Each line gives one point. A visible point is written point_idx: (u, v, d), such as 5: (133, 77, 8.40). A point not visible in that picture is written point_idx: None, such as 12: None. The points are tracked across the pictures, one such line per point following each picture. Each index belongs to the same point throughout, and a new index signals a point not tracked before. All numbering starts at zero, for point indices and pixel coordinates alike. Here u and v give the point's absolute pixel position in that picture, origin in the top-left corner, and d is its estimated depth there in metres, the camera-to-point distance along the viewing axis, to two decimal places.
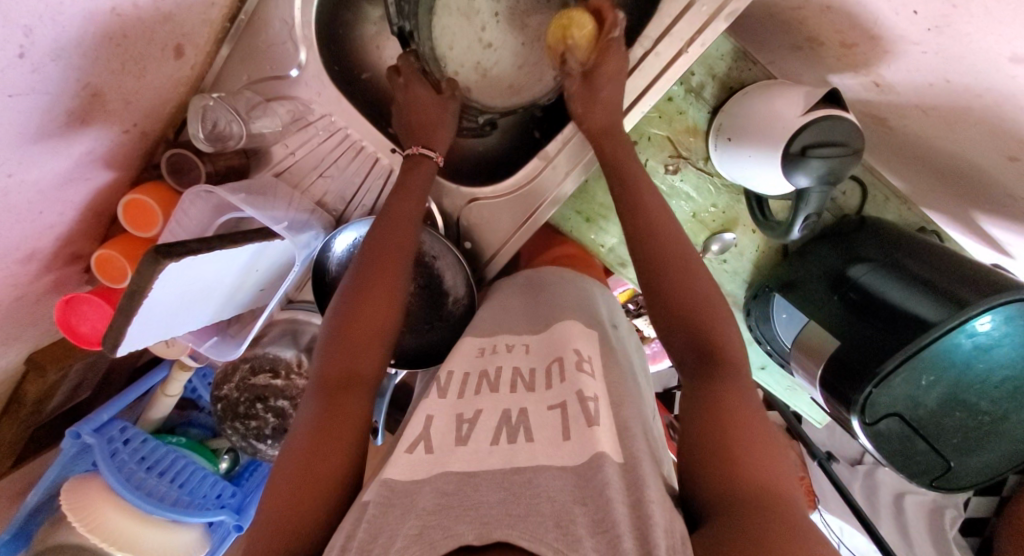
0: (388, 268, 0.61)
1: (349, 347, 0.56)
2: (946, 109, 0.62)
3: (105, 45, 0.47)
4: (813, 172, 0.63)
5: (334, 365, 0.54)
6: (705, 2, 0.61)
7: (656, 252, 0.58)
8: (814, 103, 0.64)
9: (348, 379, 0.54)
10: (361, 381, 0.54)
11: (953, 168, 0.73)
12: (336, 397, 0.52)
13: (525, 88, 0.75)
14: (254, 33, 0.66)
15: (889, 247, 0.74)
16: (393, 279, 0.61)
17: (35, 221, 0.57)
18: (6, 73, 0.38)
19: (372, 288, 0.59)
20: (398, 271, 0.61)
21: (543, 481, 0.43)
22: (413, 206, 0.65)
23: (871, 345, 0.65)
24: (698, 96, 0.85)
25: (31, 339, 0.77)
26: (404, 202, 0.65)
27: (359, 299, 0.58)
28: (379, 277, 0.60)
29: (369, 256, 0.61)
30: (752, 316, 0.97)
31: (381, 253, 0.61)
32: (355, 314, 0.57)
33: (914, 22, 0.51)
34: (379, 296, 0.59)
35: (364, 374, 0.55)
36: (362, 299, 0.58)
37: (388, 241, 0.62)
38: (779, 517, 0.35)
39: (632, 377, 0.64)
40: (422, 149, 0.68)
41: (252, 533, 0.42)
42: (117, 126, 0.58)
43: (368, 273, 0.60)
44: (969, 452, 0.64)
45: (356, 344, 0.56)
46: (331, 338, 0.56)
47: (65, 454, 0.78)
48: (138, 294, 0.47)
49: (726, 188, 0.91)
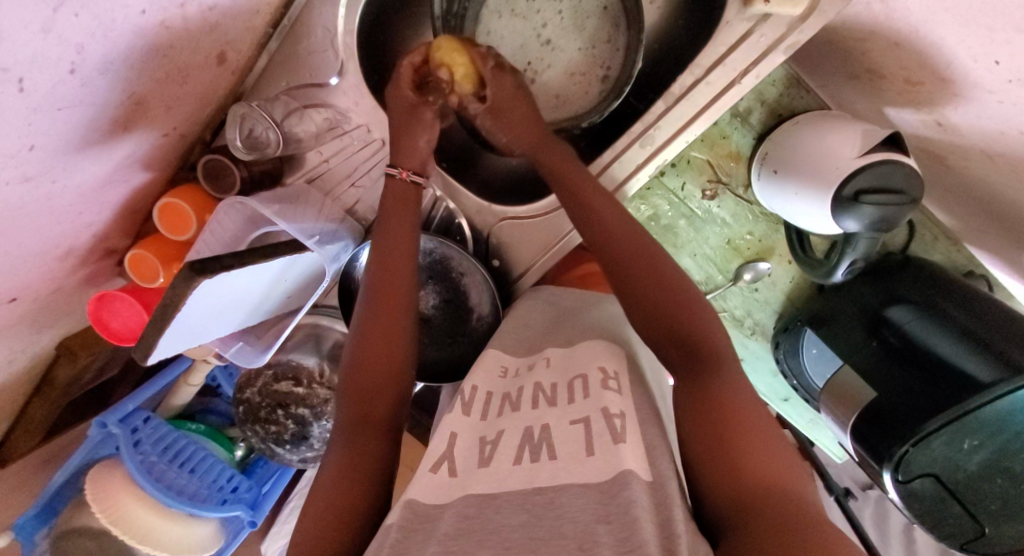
0: (391, 294, 0.59)
1: (366, 387, 0.55)
2: (1014, 158, 0.58)
3: (152, 57, 0.46)
4: (864, 219, 0.60)
5: (353, 406, 0.54)
6: (765, 33, 0.59)
7: (633, 270, 0.58)
8: (874, 144, 0.61)
9: (367, 419, 0.52)
10: (382, 416, 0.53)
11: (1013, 216, 0.68)
12: (358, 435, 0.51)
13: (570, 100, 0.75)
14: (296, 39, 0.65)
15: (930, 289, 0.72)
16: (399, 304, 0.59)
17: (75, 221, 0.57)
18: (56, 89, 0.37)
19: (376, 318, 0.58)
20: (403, 295, 0.60)
21: (566, 501, 0.41)
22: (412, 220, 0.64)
23: (914, 397, 0.63)
24: (744, 121, 0.82)
25: (66, 325, 0.79)
26: (398, 218, 0.63)
27: (371, 325, 0.58)
28: (388, 299, 0.59)
29: (371, 285, 0.60)
30: (781, 349, 0.93)
31: (389, 273, 0.60)
32: (364, 349, 0.56)
33: (995, 72, 0.48)
34: (388, 329, 0.58)
35: (384, 408, 0.54)
36: (374, 324, 0.58)
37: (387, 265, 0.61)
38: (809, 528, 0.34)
39: (661, 402, 0.61)
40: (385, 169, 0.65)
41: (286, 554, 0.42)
42: (158, 129, 0.57)
43: (376, 297, 0.59)
44: (1009, 520, 0.60)
45: (372, 379, 0.55)
46: (351, 369, 0.56)
47: (91, 441, 0.81)
48: (171, 308, 0.47)
49: (765, 217, 0.88)
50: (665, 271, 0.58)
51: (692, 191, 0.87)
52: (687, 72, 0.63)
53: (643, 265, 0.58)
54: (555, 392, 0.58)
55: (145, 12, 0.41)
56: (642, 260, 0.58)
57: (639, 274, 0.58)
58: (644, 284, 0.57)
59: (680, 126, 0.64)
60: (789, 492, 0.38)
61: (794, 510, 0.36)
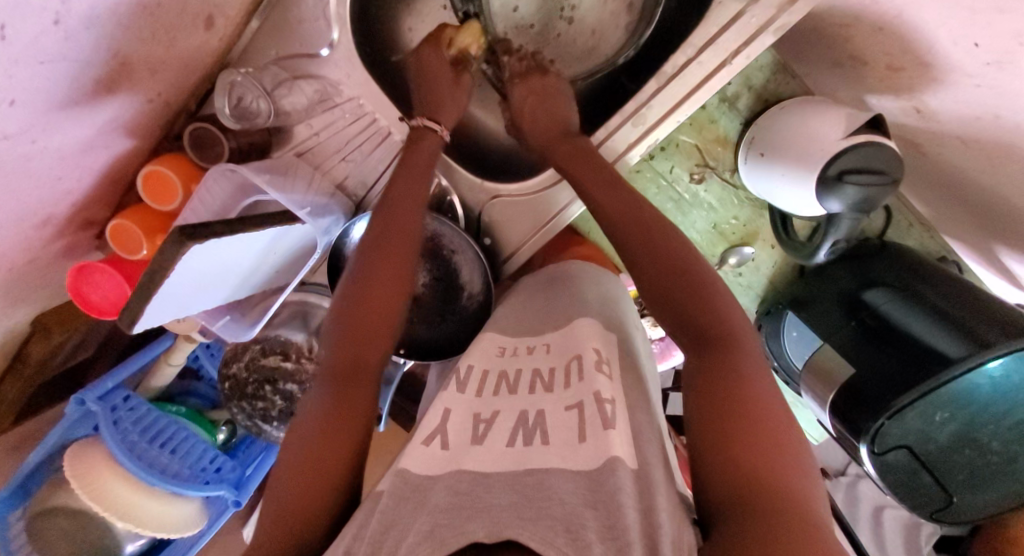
0: (393, 256, 0.58)
1: (356, 342, 0.54)
2: (989, 143, 0.60)
3: (138, 14, 0.45)
4: (848, 199, 0.62)
5: (340, 357, 0.52)
6: (756, 13, 0.60)
7: (633, 243, 0.61)
8: (857, 126, 0.63)
9: (353, 373, 0.52)
10: (367, 371, 0.53)
11: (983, 201, 0.71)
12: (344, 387, 0.50)
13: (609, 32, 0.74)
14: (286, 6, 0.64)
15: (907, 274, 0.74)
16: (399, 266, 0.58)
17: (54, 187, 0.55)
18: (39, 39, 0.36)
19: (376, 277, 0.56)
20: (404, 260, 0.59)
21: (554, 482, 0.42)
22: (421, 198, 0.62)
23: (889, 373, 0.65)
24: (731, 106, 0.84)
25: (40, 301, 0.76)
26: (409, 182, 0.62)
27: (366, 291, 0.56)
28: (385, 269, 0.57)
29: (372, 243, 0.58)
30: (763, 331, 0.96)
31: (388, 243, 0.58)
32: (358, 306, 0.55)
33: (974, 54, 0.50)
34: (387, 289, 0.57)
35: (370, 366, 0.54)
36: (367, 288, 0.56)
37: (391, 226, 0.59)
38: (800, 525, 0.35)
39: (648, 384, 0.62)
40: (428, 122, 0.64)
41: (262, 518, 0.42)
42: (142, 94, 0.56)
43: (376, 257, 0.57)
44: (975, 488, 0.64)
45: (361, 335, 0.54)
46: (340, 321, 0.55)
47: (68, 420, 0.78)
48: (159, 273, 0.46)
49: (750, 202, 0.90)
50: (671, 252, 0.58)
51: (680, 174, 0.88)
52: (679, 52, 0.64)
53: (657, 251, 0.59)
54: (551, 378, 0.58)
55: None
56: (660, 249, 0.59)
57: (636, 244, 0.60)
58: (649, 259, 0.59)
59: (672, 105, 0.66)
60: (789, 488, 0.39)
61: (779, 500, 0.38)
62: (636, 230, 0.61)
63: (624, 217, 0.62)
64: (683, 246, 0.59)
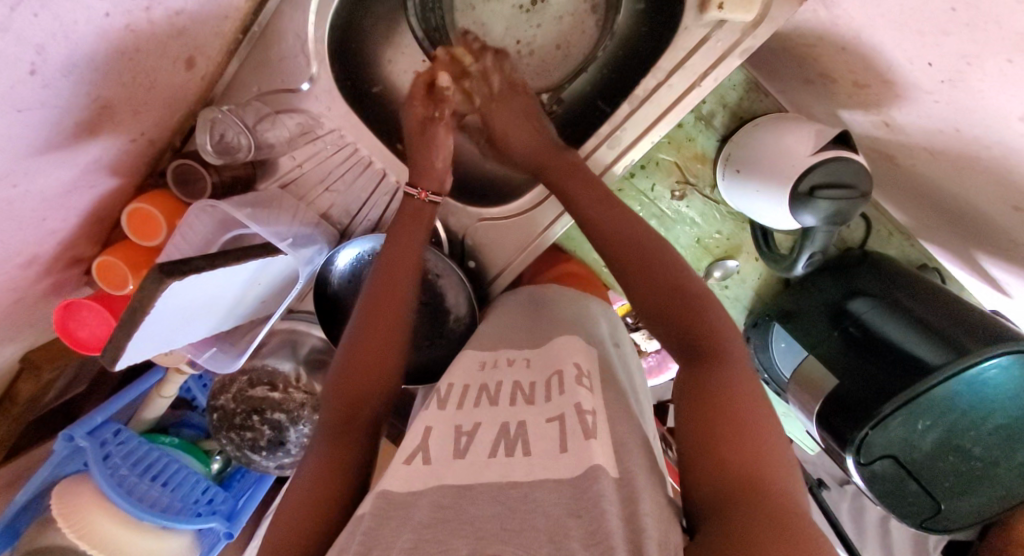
0: (392, 299, 0.62)
1: (356, 384, 0.56)
2: (955, 156, 0.62)
3: (116, 60, 0.46)
4: (820, 213, 0.64)
5: (341, 399, 0.55)
6: (720, 38, 0.62)
7: (625, 256, 0.62)
8: (826, 142, 0.65)
9: (350, 417, 0.54)
10: (365, 415, 0.55)
11: (957, 209, 0.72)
12: (339, 433, 0.52)
13: (573, 43, 0.78)
14: (266, 47, 0.66)
15: (888, 283, 0.75)
16: (399, 309, 0.62)
17: (38, 228, 0.56)
18: (16, 89, 0.37)
19: (377, 321, 0.60)
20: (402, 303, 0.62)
21: (539, 494, 0.41)
22: (412, 242, 0.66)
23: (869, 381, 0.65)
24: (708, 124, 0.86)
25: (30, 337, 0.77)
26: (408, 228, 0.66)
27: (369, 338, 0.59)
28: (384, 313, 0.60)
29: (376, 289, 0.62)
30: (751, 344, 0.96)
31: (388, 287, 0.62)
32: (360, 350, 0.58)
33: (929, 72, 0.51)
34: (388, 332, 0.60)
35: (369, 409, 0.56)
36: (369, 333, 0.59)
37: (396, 272, 0.63)
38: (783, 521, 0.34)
39: (635, 401, 0.62)
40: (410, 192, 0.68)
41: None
42: (126, 134, 0.57)
43: (374, 305, 0.61)
44: (962, 495, 0.64)
45: (359, 376, 0.57)
46: (344, 365, 0.57)
47: (57, 457, 0.77)
48: (138, 310, 0.46)
49: (731, 217, 0.91)
50: (661, 273, 0.59)
51: (661, 192, 0.90)
52: (649, 76, 0.66)
53: (645, 265, 0.60)
54: (532, 390, 0.58)
55: (110, 14, 0.41)
56: (641, 265, 0.60)
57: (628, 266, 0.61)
58: (636, 279, 0.60)
59: (646, 126, 0.67)
60: (773, 487, 0.38)
61: (765, 496, 0.37)
62: (624, 248, 0.62)
63: (615, 236, 0.63)
64: (676, 267, 0.60)
